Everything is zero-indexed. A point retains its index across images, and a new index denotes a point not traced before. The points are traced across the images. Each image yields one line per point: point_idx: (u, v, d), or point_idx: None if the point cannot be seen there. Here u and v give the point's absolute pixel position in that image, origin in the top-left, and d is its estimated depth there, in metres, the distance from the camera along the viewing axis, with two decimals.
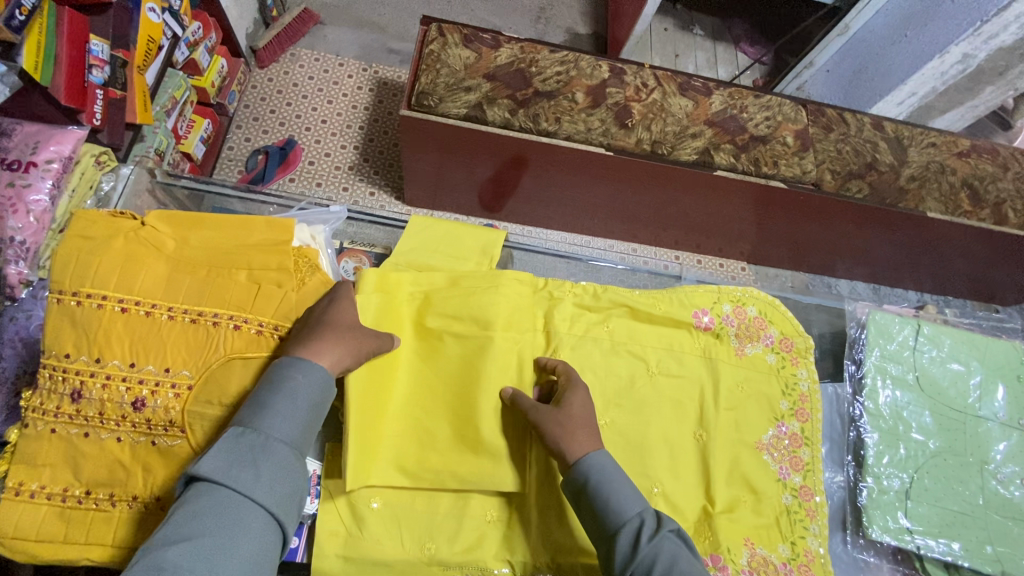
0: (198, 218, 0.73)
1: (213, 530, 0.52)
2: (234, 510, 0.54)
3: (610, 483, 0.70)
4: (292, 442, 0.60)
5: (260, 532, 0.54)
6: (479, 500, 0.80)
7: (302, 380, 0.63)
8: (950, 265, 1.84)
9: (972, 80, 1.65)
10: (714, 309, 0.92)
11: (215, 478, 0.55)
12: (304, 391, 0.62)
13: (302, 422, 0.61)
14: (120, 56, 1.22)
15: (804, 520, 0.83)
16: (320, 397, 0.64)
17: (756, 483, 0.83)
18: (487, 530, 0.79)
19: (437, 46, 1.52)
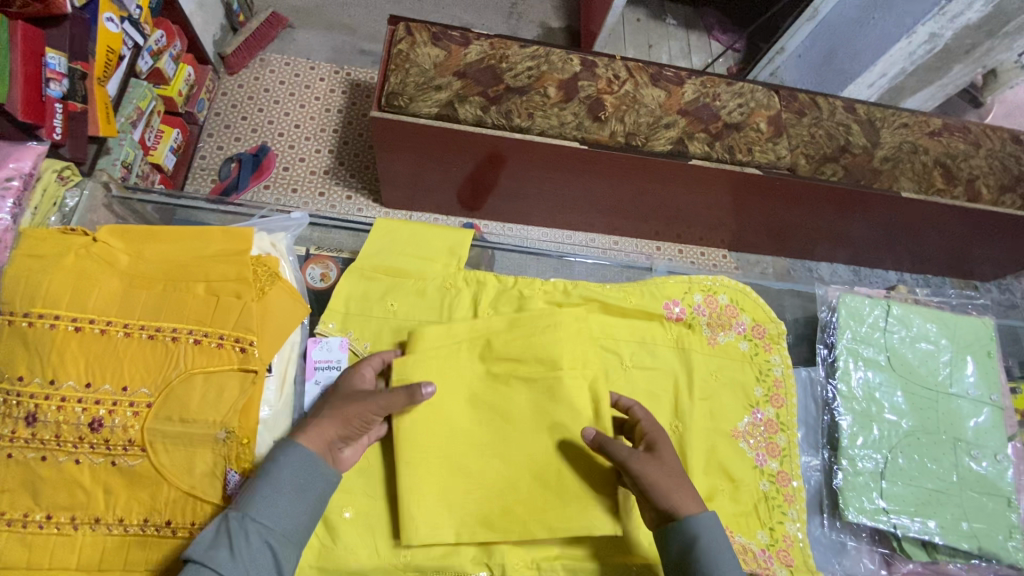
0: (154, 231, 0.72)
1: None
2: None
3: (714, 539, 0.67)
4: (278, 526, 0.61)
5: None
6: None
7: (290, 467, 0.64)
8: (928, 243, 1.86)
9: (940, 60, 1.67)
10: (685, 300, 0.92)
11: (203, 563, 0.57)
12: (291, 474, 0.64)
13: (290, 506, 0.63)
14: (79, 68, 1.19)
15: (782, 505, 0.83)
16: (312, 479, 0.65)
17: (733, 472, 0.83)
18: None
19: (406, 46, 1.51)
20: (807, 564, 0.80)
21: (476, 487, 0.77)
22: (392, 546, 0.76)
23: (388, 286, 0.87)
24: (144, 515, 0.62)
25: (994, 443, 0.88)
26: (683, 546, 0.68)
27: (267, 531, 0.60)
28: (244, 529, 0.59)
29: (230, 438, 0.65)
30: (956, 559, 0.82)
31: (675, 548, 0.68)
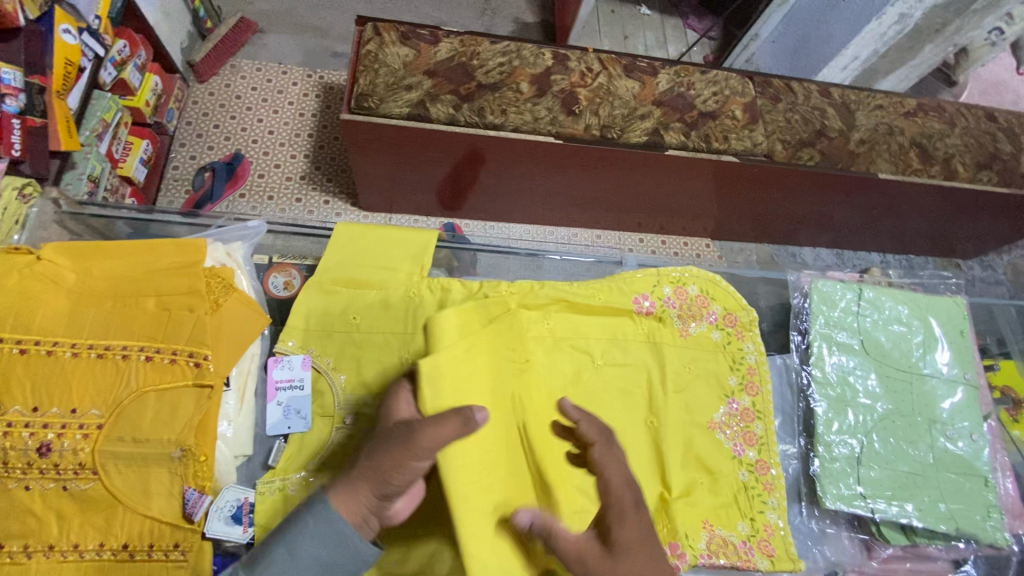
0: (102, 247, 0.73)
1: None
2: None
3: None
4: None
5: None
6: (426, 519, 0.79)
7: (317, 532, 0.62)
8: (909, 224, 1.86)
9: (912, 40, 1.67)
10: (654, 293, 0.91)
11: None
12: (311, 550, 0.63)
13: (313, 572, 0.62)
14: (36, 82, 1.15)
15: (761, 494, 0.82)
16: (338, 548, 0.63)
17: (711, 464, 0.83)
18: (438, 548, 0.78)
19: (374, 46, 1.48)
20: (789, 553, 0.80)
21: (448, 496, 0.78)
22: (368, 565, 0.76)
23: (354, 297, 0.86)
24: (99, 541, 0.61)
25: (968, 422, 0.88)
26: None
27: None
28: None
29: (186, 456, 0.64)
30: (935, 541, 0.82)
31: None
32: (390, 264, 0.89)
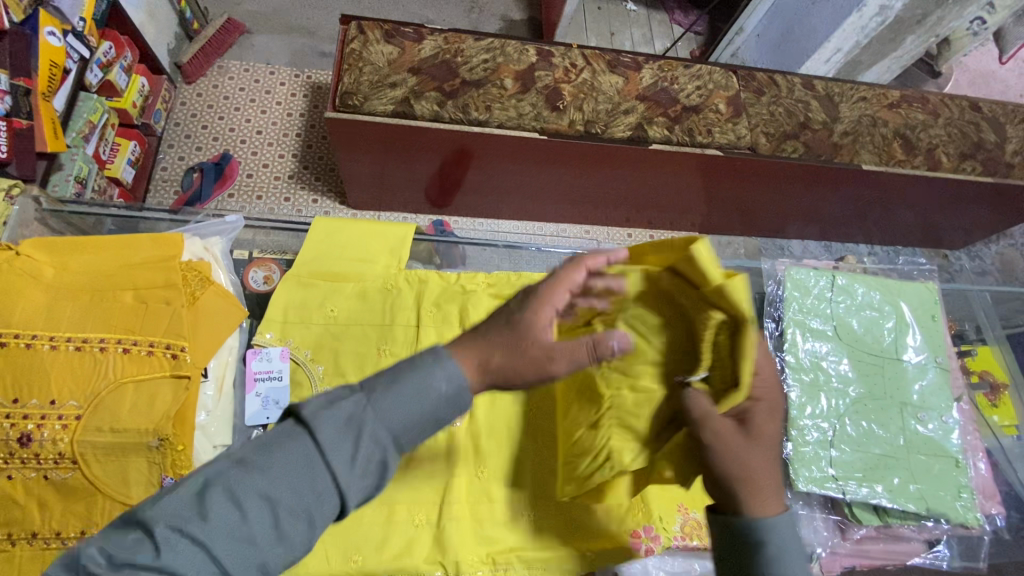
0: (80, 243, 0.75)
1: (283, 489, 0.47)
2: (308, 475, 0.48)
3: (782, 550, 0.60)
4: (390, 437, 0.51)
5: (303, 518, 0.48)
6: (406, 506, 0.82)
7: (446, 385, 0.53)
8: (896, 215, 1.87)
9: (894, 32, 1.68)
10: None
11: (307, 439, 0.49)
12: (437, 390, 0.52)
13: (421, 422, 0.52)
14: (21, 84, 1.15)
15: None
16: (445, 410, 0.53)
17: None
18: (416, 534, 0.81)
19: (358, 45, 1.49)
20: None
21: (427, 479, 0.84)
22: (344, 552, 0.78)
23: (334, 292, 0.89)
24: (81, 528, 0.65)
25: (940, 404, 0.90)
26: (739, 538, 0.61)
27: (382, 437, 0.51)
28: (360, 429, 0.50)
29: (163, 445, 0.67)
30: (907, 521, 0.84)
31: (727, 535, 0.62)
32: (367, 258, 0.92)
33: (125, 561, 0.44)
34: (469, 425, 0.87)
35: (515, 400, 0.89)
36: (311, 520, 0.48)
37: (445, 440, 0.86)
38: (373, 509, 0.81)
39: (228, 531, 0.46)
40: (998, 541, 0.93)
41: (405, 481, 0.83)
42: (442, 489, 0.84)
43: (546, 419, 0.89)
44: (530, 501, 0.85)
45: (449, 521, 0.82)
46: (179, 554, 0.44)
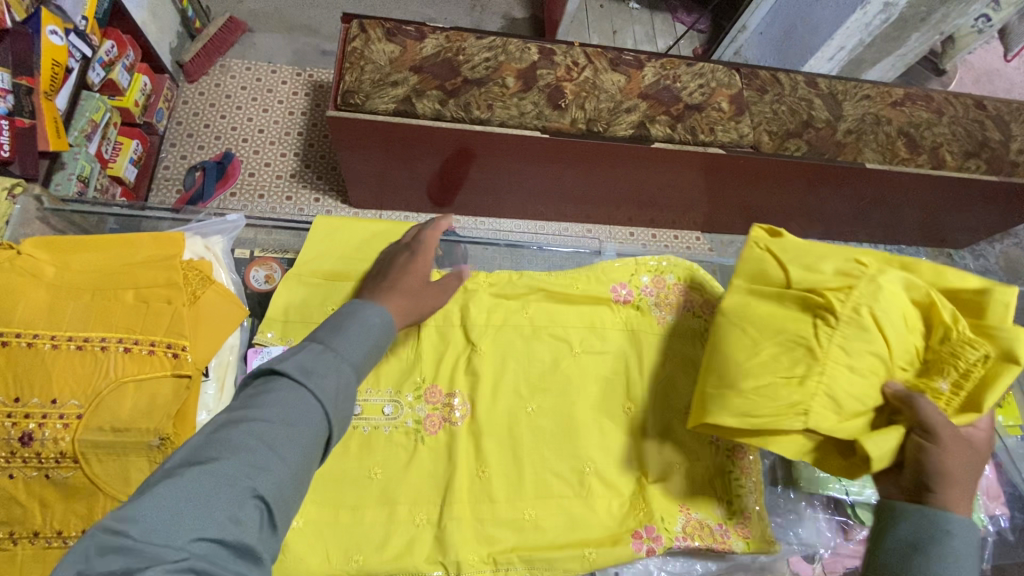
0: (81, 242, 0.75)
1: (278, 419, 0.49)
2: (299, 404, 0.51)
3: (961, 554, 0.66)
4: (355, 368, 0.58)
5: (310, 449, 0.51)
6: (407, 506, 0.82)
7: (377, 318, 0.64)
8: (899, 213, 1.87)
9: (898, 29, 1.67)
10: (632, 282, 0.98)
11: (294, 377, 0.52)
12: (373, 324, 0.63)
13: (371, 351, 0.61)
14: (24, 83, 1.15)
15: (738, 478, 0.87)
16: (382, 344, 0.63)
17: (688, 449, 0.88)
18: (417, 534, 0.81)
19: (360, 43, 1.49)
20: (765, 535, 0.83)
21: (428, 478, 0.84)
22: (344, 552, 0.78)
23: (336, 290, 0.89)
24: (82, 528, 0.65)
25: None
26: (924, 530, 0.68)
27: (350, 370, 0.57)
28: (334, 361, 0.56)
29: (164, 444, 0.67)
30: None
31: (907, 530, 0.69)
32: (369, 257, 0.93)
33: (149, 521, 0.41)
34: (470, 424, 0.87)
35: (515, 399, 0.89)
36: (317, 448, 0.52)
37: (445, 439, 0.86)
38: (374, 508, 0.81)
39: (250, 472, 0.46)
40: (1002, 541, 0.92)
41: (405, 479, 0.83)
42: (442, 488, 0.83)
43: (547, 417, 0.88)
44: (531, 501, 0.84)
45: (450, 522, 0.81)
46: (209, 498, 0.43)
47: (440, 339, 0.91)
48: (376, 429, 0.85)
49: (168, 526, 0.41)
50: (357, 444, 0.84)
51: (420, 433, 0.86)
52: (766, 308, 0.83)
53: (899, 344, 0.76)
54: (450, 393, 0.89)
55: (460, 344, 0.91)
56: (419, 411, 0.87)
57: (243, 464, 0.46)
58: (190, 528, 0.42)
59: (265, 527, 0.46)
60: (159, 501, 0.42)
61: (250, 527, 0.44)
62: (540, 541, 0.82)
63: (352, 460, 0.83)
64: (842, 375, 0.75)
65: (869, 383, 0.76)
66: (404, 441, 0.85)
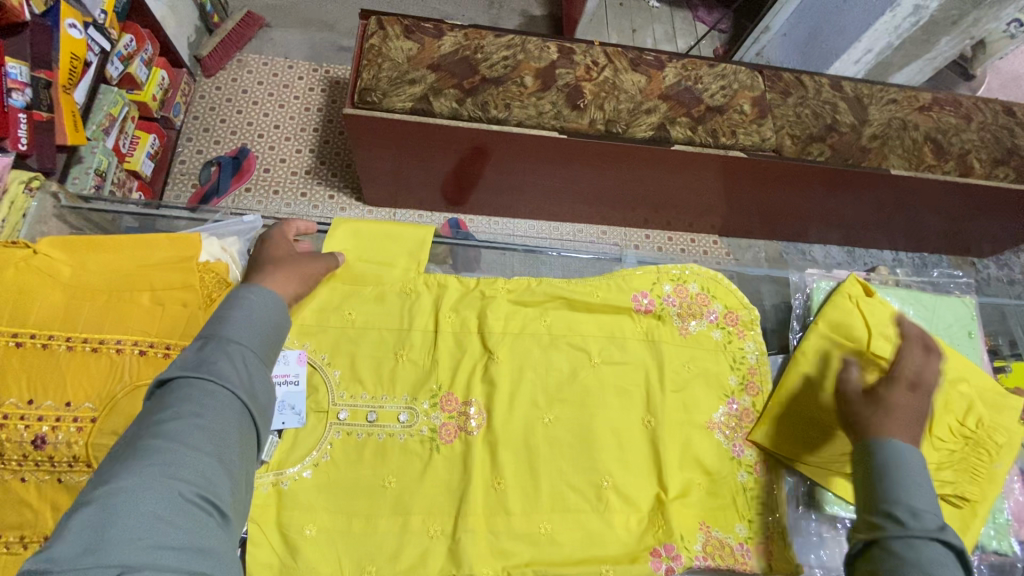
0: (96, 241, 0.74)
1: (187, 418, 0.50)
2: (207, 399, 0.52)
3: (900, 476, 0.68)
4: (255, 351, 0.58)
5: (230, 437, 0.52)
6: (420, 516, 0.81)
7: (254, 295, 0.62)
8: (923, 221, 1.82)
9: (927, 32, 1.62)
10: (654, 291, 0.96)
11: (189, 377, 0.53)
12: (259, 302, 0.62)
13: (267, 330, 0.61)
14: (42, 76, 1.15)
15: (758, 495, 0.87)
16: (277, 322, 0.63)
17: (708, 466, 0.87)
18: (430, 546, 0.79)
19: (378, 40, 1.47)
20: (785, 554, 0.84)
21: (443, 487, 0.82)
22: (357, 564, 0.77)
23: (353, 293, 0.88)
24: None
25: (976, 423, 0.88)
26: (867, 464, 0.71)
27: (251, 354, 0.58)
28: (226, 350, 0.56)
29: None
30: None
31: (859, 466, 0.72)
32: (386, 260, 0.92)
33: (71, 549, 0.42)
34: (486, 434, 0.85)
35: (531, 408, 0.87)
36: (239, 433, 0.53)
37: (461, 447, 0.84)
38: (386, 518, 0.80)
39: (169, 472, 0.47)
40: None
41: (419, 489, 0.82)
42: (456, 498, 0.82)
43: (565, 427, 0.87)
44: (547, 514, 0.82)
45: (467, 536, 0.79)
46: (131, 506, 0.44)
47: (457, 345, 0.90)
48: (391, 437, 0.84)
49: (99, 544, 0.42)
50: (373, 448, 0.83)
51: (435, 442, 0.84)
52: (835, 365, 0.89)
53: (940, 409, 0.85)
54: (466, 401, 0.87)
55: (476, 350, 0.90)
56: (434, 419, 0.85)
57: (162, 466, 0.47)
58: (124, 536, 0.43)
59: (209, 515, 0.48)
60: (82, 528, 0.43)
61: (192, 519, 0.46)
62: (555, 555, 0.80)
63: (365, 467, 0.82)
64: None
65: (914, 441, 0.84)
66: (418, 448, 0.84)
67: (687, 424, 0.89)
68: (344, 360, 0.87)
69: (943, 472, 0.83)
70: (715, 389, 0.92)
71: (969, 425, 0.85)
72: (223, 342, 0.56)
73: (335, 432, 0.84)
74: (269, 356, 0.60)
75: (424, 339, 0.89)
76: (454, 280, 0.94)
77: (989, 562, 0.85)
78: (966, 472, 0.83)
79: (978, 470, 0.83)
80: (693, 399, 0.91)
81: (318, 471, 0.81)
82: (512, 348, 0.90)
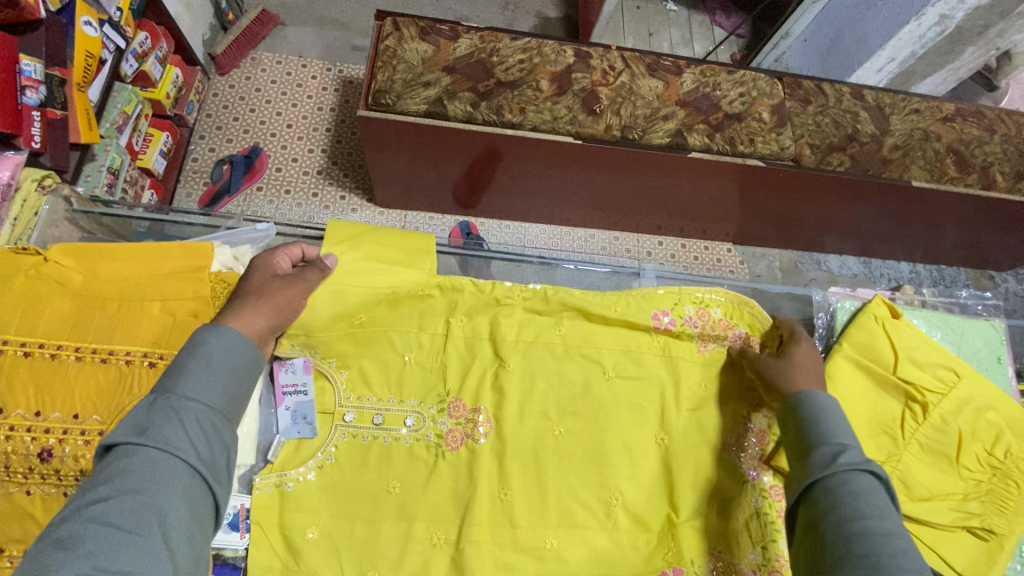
0: (106, 248, 0.72)
1: (132, 492, 0.47)
2: (155, 469, 0.49)
3: (825, 422, 0.72)
4: (213, 405, 0.55)
5: (178, 510, 0.48)
6: (424, 524, 0.80)
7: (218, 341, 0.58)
8: (942, 233, 1.78)
9: (953, 42, 1.58)
10: (675, 311, 0.94)
11: (136, 443, 0.50)
12: (222, 350, 0.58)
13: (229, 380, 0.57)
14: (57, 74, 1.14)
15: (774, 521, 0.82)
16: (242, 368, 0.58)
17: (720, 485, 0.86)
18: (434, 555, 0.78)
19: (393, 41, 1.46)
20: None
21: (454, 503, 0.81)
22: None
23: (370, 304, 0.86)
24: None
25: None
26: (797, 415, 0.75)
27: (206, 412, 0.54)
28: (179, 409, 0.52)
29: None
30: None
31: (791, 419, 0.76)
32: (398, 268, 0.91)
33: None
34: (499, 450, 0.84)
35: (542, 423, 0.86)
36: (187, 503, 0.49)
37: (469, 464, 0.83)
38: (390, 527, 0.79)
39: (107, 556, 0.44)
40: None
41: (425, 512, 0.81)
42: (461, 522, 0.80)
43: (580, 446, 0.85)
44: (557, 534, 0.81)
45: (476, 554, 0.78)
46: None
47: (470, 358, 0.88)
48: (397, 441, 0.84)
49: None
50: (379, 450, 0.83)
51: (441, 448, 0.84)
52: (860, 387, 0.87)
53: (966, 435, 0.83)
54: (474, 408, 0.87)
55: (487, 362, 0.89)
56: (441, 424, 0.85)
57: (98, 550, 0.44)
58: None
59: None
60: None
61: None
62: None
63: (369, 467, 0.82)
64: (915, 455, 0.83)
65: (938, 468, 0.82)
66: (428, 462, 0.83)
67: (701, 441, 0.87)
68: (354, 365, 0.87)
69: (969, 503, 0.80)
70: (730, 408, 0.90)
71: (997, 454, 0.82)
72: (175, 399, 0.53)
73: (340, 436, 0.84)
74: (231, 409, 0.56)
75: (435, 351, 0.88)
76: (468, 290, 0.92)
77: None
78: (994, 503, 0.81)
79: (1007, 502, 0.80)
80: (710, 419, 0.89)
81: (328, 485, 0.80)
82: (525, 357, 0.89)
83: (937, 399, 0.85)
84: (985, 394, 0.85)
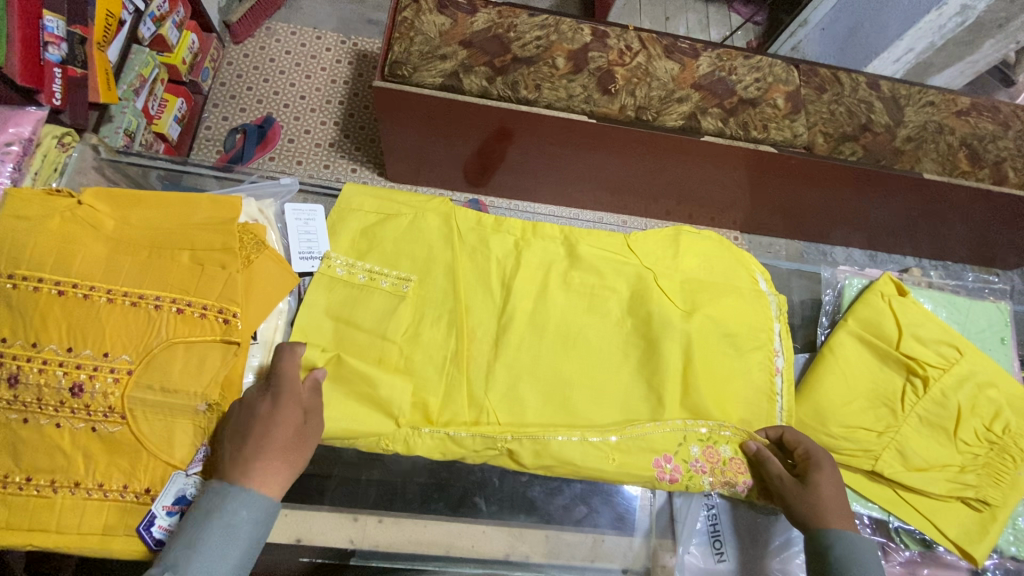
0: (138, 197, 0.77)
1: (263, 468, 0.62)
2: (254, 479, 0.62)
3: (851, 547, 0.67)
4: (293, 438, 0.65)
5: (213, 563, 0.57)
6: (473, 332, 0.85)
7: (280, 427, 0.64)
8: (950, 230, 1.75)
9: (972, 34, 1.58)
10: (678, 454, 0.80)
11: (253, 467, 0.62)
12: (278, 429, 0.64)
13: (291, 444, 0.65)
14: (78, 32, 1.12)
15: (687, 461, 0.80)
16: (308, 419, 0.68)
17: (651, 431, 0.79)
18: (471, 320, 0.85)
19: (411, 13, 1.43)
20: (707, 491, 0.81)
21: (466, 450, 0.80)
22: None
23: None
24: (123, 482, 0.69)
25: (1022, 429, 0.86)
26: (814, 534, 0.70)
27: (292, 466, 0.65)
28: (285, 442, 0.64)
29: (210, 410, 0.72)
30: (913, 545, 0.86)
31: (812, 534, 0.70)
32: (393, 212, 0.91)
33: None
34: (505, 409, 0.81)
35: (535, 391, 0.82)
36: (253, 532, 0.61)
37: (460, 313, 0.84)
38: (471, 289, 0.88)
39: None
40: None
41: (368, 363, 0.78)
42: (442, 371, 0.81)
43: (553, 271, 0.91)
44: (587, 473, 0.77)
45: (506, 330, 0.85)
46: None
47: (480, 300, 0.87)
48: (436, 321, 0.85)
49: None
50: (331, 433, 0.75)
51: (457, 327, 0.83)
52: (865, 358, 0.90)
53: (963, 413, 0.86)
54: (483, 362, 0.83)
55: (491, 318, 0.86)
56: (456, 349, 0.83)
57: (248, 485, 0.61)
58: None
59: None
60: None
61: None
62: None
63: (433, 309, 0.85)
64: (913, 430, 0.85)
65: (934, 441, 0.85)
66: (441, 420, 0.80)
67: (605, 381, 0.85)
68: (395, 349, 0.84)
69: (966, 475, 0.84)
70: (750, 366, 0.88)
71: (996, 430, 0.86)
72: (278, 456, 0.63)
73: (333, 264, 0.85)
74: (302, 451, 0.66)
75: (443, 294, 0.86)
76: (491, 240, 0.92)
77: (1004, 567, 0.88)
78: (988, 475, 0.84)
79: (1002, 475, 0.84)
80: (727, 368, 0.87)
81: None
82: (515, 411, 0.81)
83: (939, 373, 0.87)
84: (984, 374, 0.88)
